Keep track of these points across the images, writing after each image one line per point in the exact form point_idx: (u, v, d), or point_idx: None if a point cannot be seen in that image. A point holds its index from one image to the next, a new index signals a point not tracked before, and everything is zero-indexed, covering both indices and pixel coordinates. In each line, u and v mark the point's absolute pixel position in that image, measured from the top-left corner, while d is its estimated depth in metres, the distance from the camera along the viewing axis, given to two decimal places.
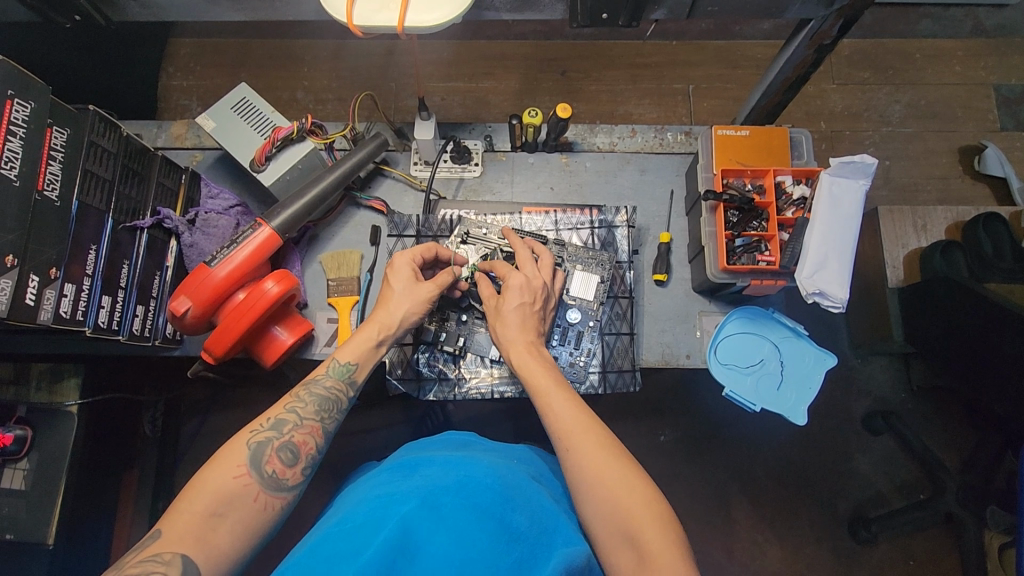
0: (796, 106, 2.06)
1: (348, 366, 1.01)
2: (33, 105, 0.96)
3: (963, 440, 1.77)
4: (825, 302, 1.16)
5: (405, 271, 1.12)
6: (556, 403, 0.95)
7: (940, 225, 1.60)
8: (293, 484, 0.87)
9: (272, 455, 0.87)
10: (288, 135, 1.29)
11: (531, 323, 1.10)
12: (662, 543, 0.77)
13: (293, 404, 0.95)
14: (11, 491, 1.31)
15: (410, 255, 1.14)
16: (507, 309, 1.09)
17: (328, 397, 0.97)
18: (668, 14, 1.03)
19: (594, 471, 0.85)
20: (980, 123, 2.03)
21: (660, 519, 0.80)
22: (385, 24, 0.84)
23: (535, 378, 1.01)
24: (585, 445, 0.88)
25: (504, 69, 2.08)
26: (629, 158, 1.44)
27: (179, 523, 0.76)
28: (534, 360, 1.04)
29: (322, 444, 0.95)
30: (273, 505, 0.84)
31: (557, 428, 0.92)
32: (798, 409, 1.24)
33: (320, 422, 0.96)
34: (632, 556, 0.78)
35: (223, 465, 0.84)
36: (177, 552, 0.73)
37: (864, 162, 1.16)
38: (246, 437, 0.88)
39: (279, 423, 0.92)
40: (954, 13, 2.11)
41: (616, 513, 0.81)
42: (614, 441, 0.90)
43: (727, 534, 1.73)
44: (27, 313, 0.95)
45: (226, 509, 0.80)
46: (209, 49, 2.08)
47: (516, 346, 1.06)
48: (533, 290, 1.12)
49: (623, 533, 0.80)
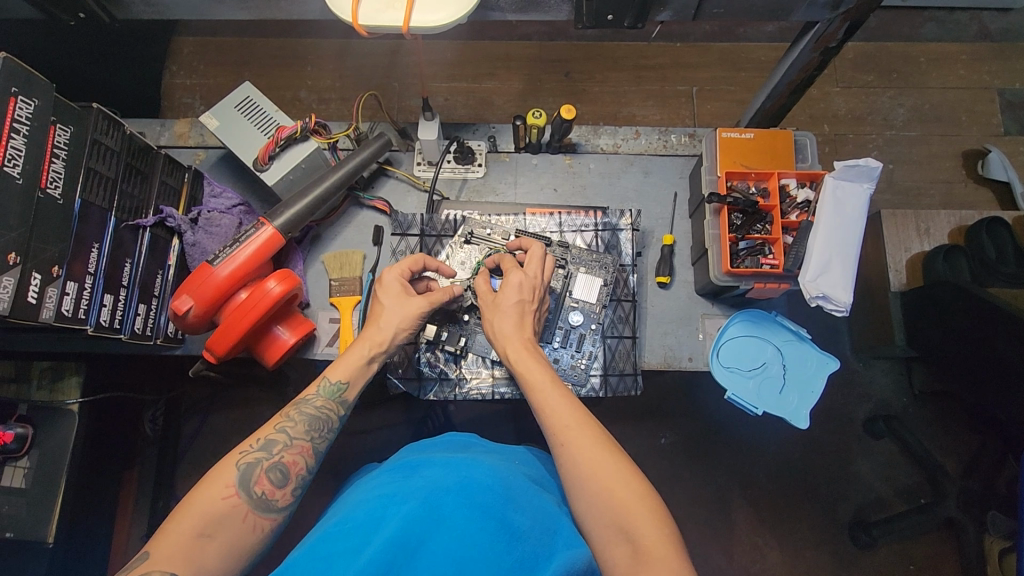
0: (800, 109, 2.05)
1: (338, 385, 1.01)
2: (36, 102, 0.96)
3: (964, 445, 1.77)
4: (829, 305, 1.15)
5: (394, 286, 1.11)
6: (552, 400, 0.95)
7: (943, 229, 1.59)
8: (282, 505, 0.87)
9: (262, 475, 0.87)
10: (292, 134, 1.28)
11: (526, 322, 1.09)
12: (657, 537, 0.77)
13: (283, 423, 0.95)
14: (11, 489, 1.30)
15: (399, 270, 1.13)
16: (504, 303, 1.09)
17: (318, 417, 0.97)
18: (674, 16, 1.03)
19: (589, 468, 0.85)
20: (983, 127, 2.02)
21: (655, 513, 0.80)
22: (391, 23, 0.83)
23: (532, 374, 1.00)
24: (579, 442, 0.88)
25: (508, 70, 2.07)
26: (633, 160, 1.44)
27: (168, 543, 0.76)
28: (531, 357, 1.03)
29: (313, 463, 0.94)
30: (262, 526, 0.84)
31: (550, 425, 0.92)
32: (800, 413, 1.24)
33: (311, 441, 0.95)
34: (626, 549, 0.77)
35: (212, 485, 0.83)
36: (165, 572, 0.73)
37: (869, 165, 1.14)
38: (235, 457, 0.88)
39: (269, 444, 0.91)
40: (958, 17, 2.11)
41: (611, 508, 0.81)
42: (609, 438, 0.90)
43: (727, 537, 1.73)
44: (29, 311, 0.95)
45: (214, 528, 0.79)
46: (212, 48, 2.08)
47: (512, 342, 1.06)
48: (531, 288, 1.12)
49: (620, 528, 0.79)
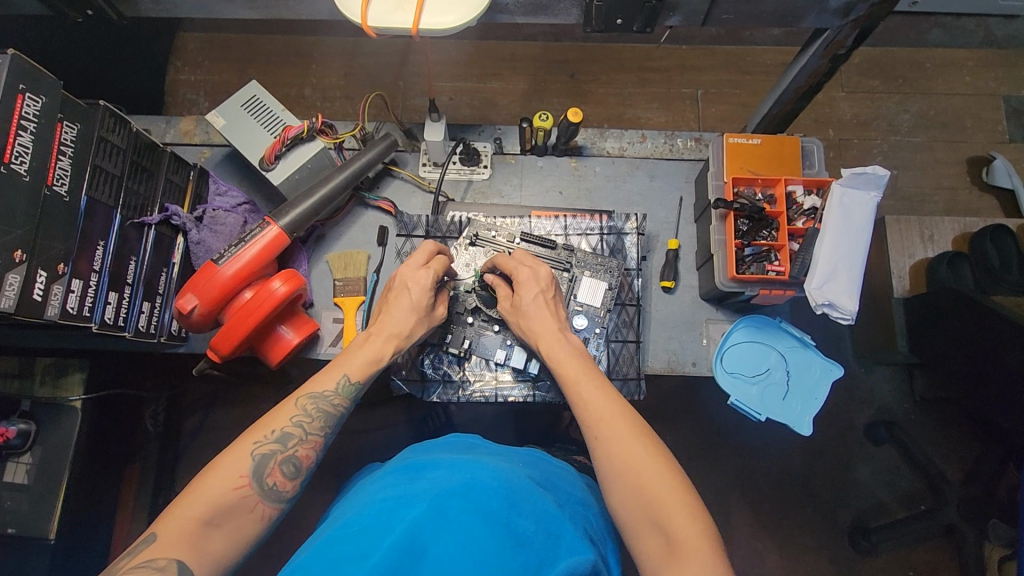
0: (806, 113, 2.05)
1: (356, 385, 1.00)
2: (44, 99, 0.95)
3: (965, 452, 1.77)
4: (835, 313, 1.15)
5: (425, 292, 1.12)
6: (586, 390, 0.97)
7: (948, 236, 1.59)
8: (291, 497, 0.87)
9: (275, 468, 0.86)
10: (298, 134, 1.28)
11: (553, 310, 1.13)
12: (690, 529, 0.77)
13: (298, 416, 0.93)
14: (14, 484, 1.30)
15: (433, 273, 1.13)
16: (523, 306, 1.12)
17: (331, 413, 0.96)
18: (683, 21, 1.03)
19: (621, 461, 0.85)
20: (989, 134, 2.02)
21: (687, 504, 0.80)
22: (400, 26, 0.83)
23: (567, 367, 1.03)
24: (614, 434, 0.88)
25: (513, 70, 2.07)
26: (638, 163, 1.44)
27: (174, 528, 0.76)
28: (562, 348, 1.07)
29: (321, 457, 0.94)
30: (269, 515, 0.84)
31: (586, 417, 0.93)
32: (803, 420, 1.24)
33: (322, 437, 0.94)
34: (660, 542, 0.78)
35: (224, 473, 0.83)
36: (172, 558, 0.73)
37: (876, 173, 1.15)
38: (250, 447, 0.86)
39: (285, 436, 0.90)
40: (965, 23, 2.10)
41: (641, 498, 0.81)
42: (642, 425, 0.90)
43: (727, 541, 1.73)
44: (35, 308, 0.95)
45: (219, 517, 0.80)
46: (217, 44, 2.08)
47: (544, 335, 1.09)
48: (547, 278, 1.15)
49: (651, 518, 0.80)
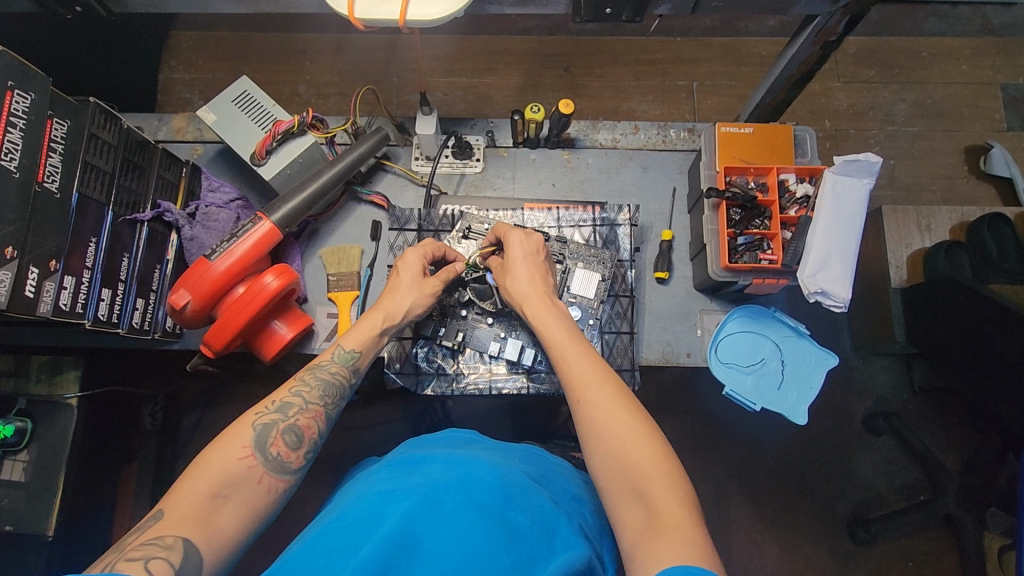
0: (802, 104, 2.04)
1: (352, 352, 1.02)
2: (33, 96, 0.95)
3: (963, 441, 1.77)
4: (828, 301, 1.15)
5: (416, 262, 1.15)
6: (570, 356, 0.99)
7: (944, 225, 1.58)
8: (296, 467, 0.87)
9: (277, 437, 0.87)
10: (289, 128, 1.28)
11: (538, 274, 1.14)
12: (669, 499, 0.76)
13: (298, 387, 0.95)
14: (10, 482, 1.30)
15: (421, 252, 1.16)
16: (514, 265, 1.14)
17: (332, 381, 0.98)
18: (673, 9, 1.02)
19: (605, 427, 0.85)
20: (986, 123, 2.01)
21: (670, 477, 0.79)
22: (387, 17, 0.83)
23: (551, 331, 1.04)
24: (597, 396, 0.90)
25: (507, 65, 2.06)
26: (632, 155, 1.44)
27: (183, 504, 0.75)
28: (549, 312, 1.08)
29: (324, 429, 0.95)
30: (276, 487, 0.84)
31: (570, 381, 0.94)
32: (798, 409, 1.23)
33: (324, 407, 0.95)
34: (640, 511, 0.76)
35: (229, 445, 0.84)
36: (179, 536, 0.71)
37: (869, 160, 1.15)
38: (251, 418, 0.88)
39: (285, 406, 0.92)
40: (961, 11, 2.10)
41: (624, 468, 0.81)
42: (628, 395, 0.90)
43: (725, 533, 1.73)
44: (26, 305, 0.95)
45: (227, 490, 0.79)
46: (211, 42, 2.07)
47: (529, 299, 1.10)
48: (535, 243, 1.17)
49: (632, 486, 0.79)
